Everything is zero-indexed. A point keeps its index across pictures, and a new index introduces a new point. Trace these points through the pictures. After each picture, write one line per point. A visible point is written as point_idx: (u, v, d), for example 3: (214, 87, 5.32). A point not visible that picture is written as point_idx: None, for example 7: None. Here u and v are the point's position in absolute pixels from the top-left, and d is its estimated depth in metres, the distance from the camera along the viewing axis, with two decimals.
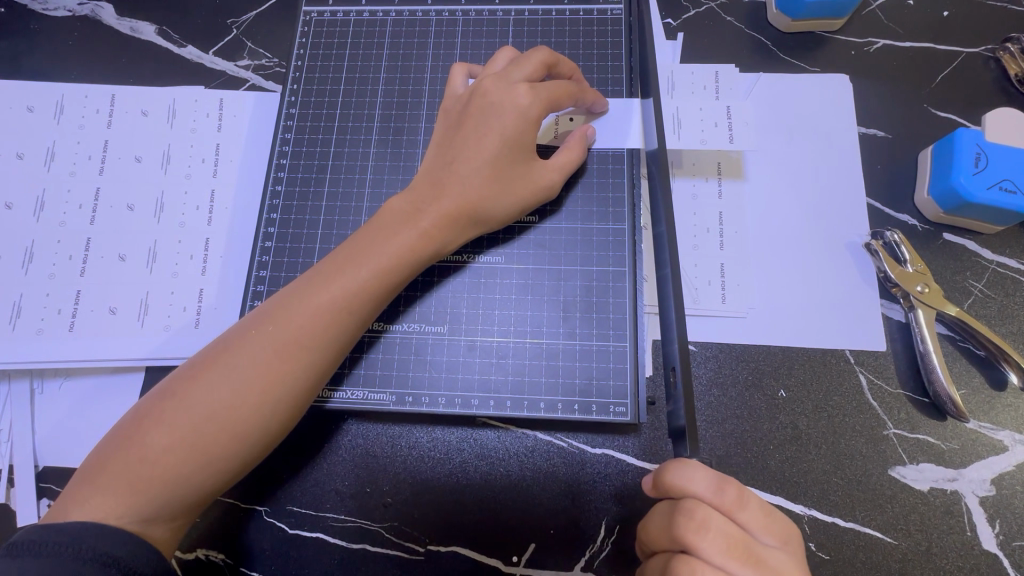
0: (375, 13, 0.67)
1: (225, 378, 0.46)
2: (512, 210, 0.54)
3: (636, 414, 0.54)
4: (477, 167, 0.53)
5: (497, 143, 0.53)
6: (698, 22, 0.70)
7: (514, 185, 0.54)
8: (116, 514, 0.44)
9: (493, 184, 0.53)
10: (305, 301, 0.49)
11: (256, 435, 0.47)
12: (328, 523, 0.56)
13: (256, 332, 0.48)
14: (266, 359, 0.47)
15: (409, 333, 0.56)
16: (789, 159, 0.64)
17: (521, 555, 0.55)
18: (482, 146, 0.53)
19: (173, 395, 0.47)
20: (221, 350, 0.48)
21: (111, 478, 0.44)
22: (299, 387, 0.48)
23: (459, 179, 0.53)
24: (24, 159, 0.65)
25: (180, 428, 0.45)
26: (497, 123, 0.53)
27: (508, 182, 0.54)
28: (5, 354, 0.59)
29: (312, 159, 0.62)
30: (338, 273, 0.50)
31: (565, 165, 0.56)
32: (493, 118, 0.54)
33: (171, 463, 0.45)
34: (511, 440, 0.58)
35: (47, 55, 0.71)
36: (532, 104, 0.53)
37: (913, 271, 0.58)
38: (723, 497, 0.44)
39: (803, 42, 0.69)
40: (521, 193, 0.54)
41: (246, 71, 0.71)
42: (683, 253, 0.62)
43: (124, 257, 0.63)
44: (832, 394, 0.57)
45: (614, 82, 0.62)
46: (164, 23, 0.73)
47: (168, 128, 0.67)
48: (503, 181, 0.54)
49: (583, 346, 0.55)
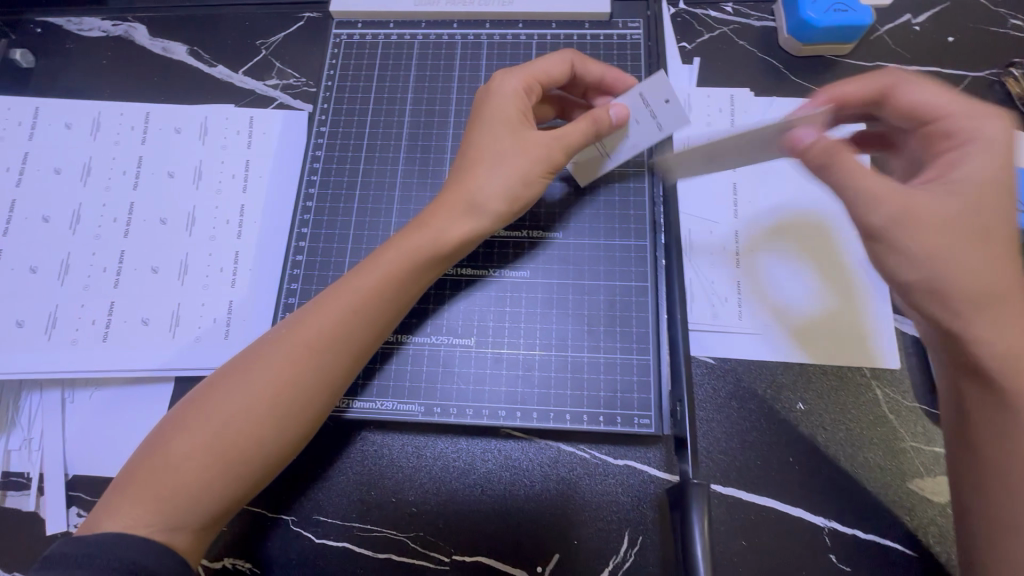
0: (403, 36, 0.70)
1: (246, 381, 0.48)
2: (505, 179, 0.53)
3: (660, 426, 0.55)
4: (473, 155, 0.54)
5: (503, 124, 0.55)
6: (713, 46, 0.73)
7: (507, 156, 0.54)
8: (143, 523, 0.44)
9: (491, 161, 0.54)
10: (326, 304, 0.51)
11: (278, 436, 0.48)
12: (355, 533, 0.57)
13: (279, 336, 0.50)
14: (282, 364, 0.48)
15: (467, 347, 0.58)
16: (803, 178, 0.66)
17: (545, 566, 0.56)
18: (490, 135, 0.54)
19: (198, 402, 0.48)
20: (244, 358, 0.50)
21: (140, 486, 0.45)
22: (317, 386, 0.49)
23: (475, 178, 0.53)
24: (61, 174, 0.67)
25: (203, 433, 0.46)
26: (487, 107, 0.56)
27: (526, 159, 0.54)
28: (39, 363, 0.61)
29: (342, 175, 0.64)
30: (358, 276, 0.52)
31: (561, 131, 0.55)
32: (484, 106, 0.56)
33: (196, 468, 0.46)
34: (534, 450, 0.59)
35: (82, 75, 0.74)
36: (510, 80, 0.56)
37: None
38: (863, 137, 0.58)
39: (814, 66, 0.71)
40: (515, 164, 0.53)
41: (275, 90, 0.73)
42: (700, 271, 0.63)
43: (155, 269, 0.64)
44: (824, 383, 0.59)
45: None
46: (196, 43, 0.75)
47: (201, 145, 0.69)
48: (499, 158, 0.54)
49: (606, 358, 0.57)
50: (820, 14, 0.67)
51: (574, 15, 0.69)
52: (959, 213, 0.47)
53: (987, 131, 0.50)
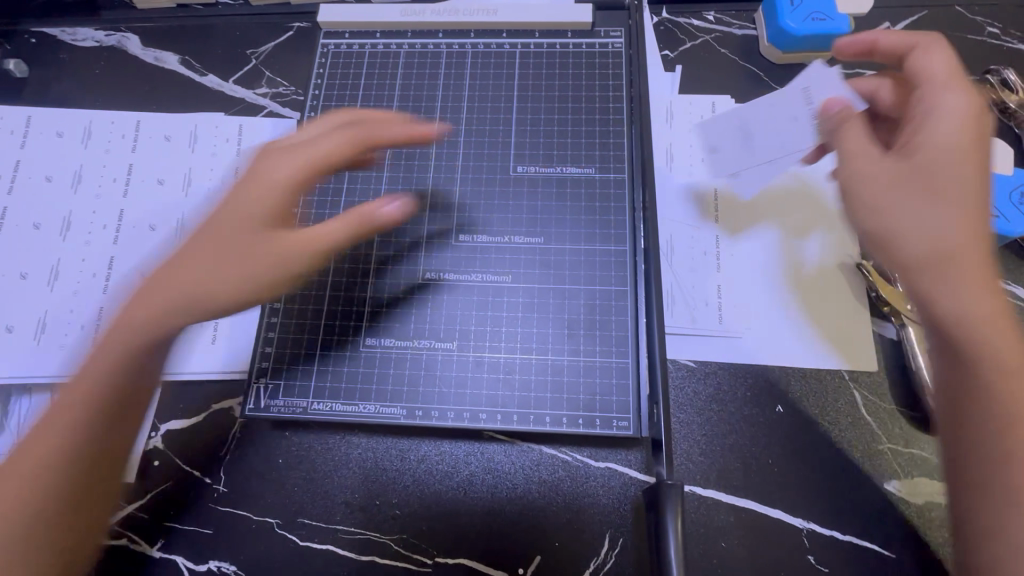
0: (389, 46, 0.71)
1: (68, 405, 0.45)
2: (248, 279, 0.48)
3: (639, 428, 0.55)
4: (206, 232, 0.50)
5: (246, 215, 0.50)
6: (694, 54, 0.74)
7: (241, 255, 0.48)
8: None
9: (227, 255, 0.48)
10: (132, 308, 0.47)
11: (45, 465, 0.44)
12: (338, 535, 0.58)
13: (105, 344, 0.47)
14: (80, 387, 0.45)
15: (449, 351, 0.59)
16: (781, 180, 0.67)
17: (526, 568, 0.56)
18: (239, 211, 0.50)
19: (45, 427, 0.45)
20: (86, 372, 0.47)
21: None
22: (87, 400, 0.45)
23: (209, 273, 0.48)
24: (53, 182, 0.68)
25: (27, 464, 0.44)
26: (240, 187, 0.52)
27: (267, 261, 0.49)
28: (28, 367, 0.61)
29: (328, 182, 0.65)
30: (151, 285, 0.48)
31: (318, 234, 0.50)
32: (243, 182, 0.52)
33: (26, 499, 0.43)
34: (516, 453, 0.59)
35: (74, 84, 0.75)
36: (281, 167, 0.52)
37: (903, 291, 0.61)
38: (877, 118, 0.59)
39: (794, 73, 0.72)
40: (252, 258, 0.49)
41: (264, 99, 0.74)
42: (680, 274, 0.64)
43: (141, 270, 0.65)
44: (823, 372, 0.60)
45: (615, 112, 0.66)
46: (187, 53, 0.76)
47: (192, 152, 0.70)
48: (241, 253, 0.49)
49: (586, 361, 0.57)
50: (799, 23, 0.69)
51: (557, 25, 0.70)
52: (926, 163, 0.47)
53: (948, 103, 0.49)
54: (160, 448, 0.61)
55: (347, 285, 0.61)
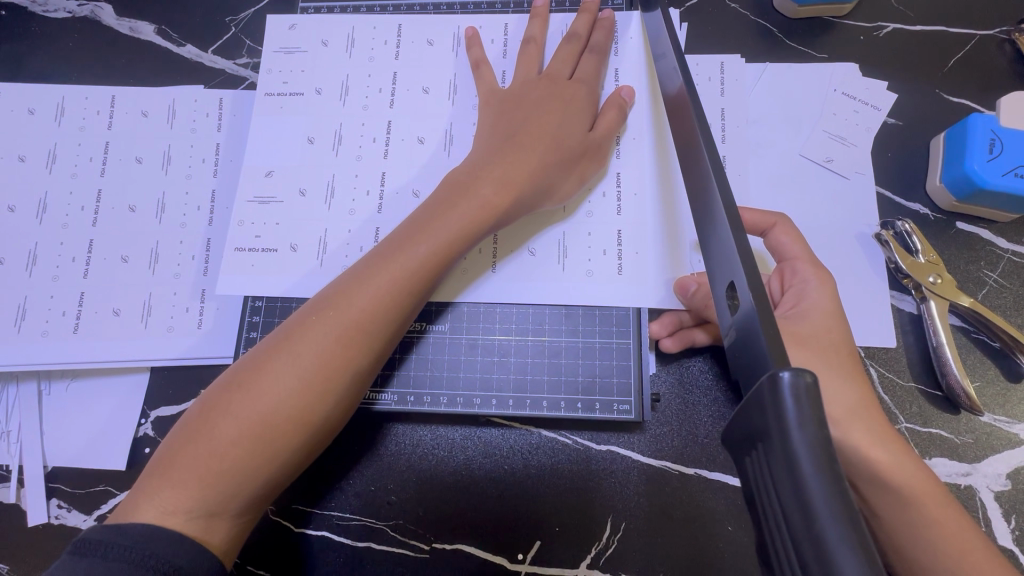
0: (373, 8, 0.68)
1: (303, 352, 0.45)
2: (392, 314, 0.48)
3: (640, 412, 0.55)
4: (421, 221, 0.51)
5: (433, 225, 0.50)
6: (702, 10, 0.68)
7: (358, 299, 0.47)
8: (174, 513, 0.41)
9: (400, 281, 0.48)
10: (367, 285, 0.48)
11: (285, 464, 0.44)
12: (334, 522, 0.56)
13: (376, 275, 0.48)
14: (321, 353, 0.45)
15: (444, 335, 0.57)
16: (780, 160, 0.62)
17: (527, 553, 0.54)
18: (452, 209, 0.51)
19: (243, 386, 0.45)
20: (336, 300, 0.47)
21: (184, 473, 0.42)
22: (349, 383, 0.46)
23: (373, 283, 0.48)
24: (26, 162, 0.65)
25: (243, 440, 0.43)
26: (494, 182, 0.52)
27: (352, 300, 0.47)
28: (11, 356, 0.60)
29: (320, 149, 0.62)
30: (381, 270, 0.49)
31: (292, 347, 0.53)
32: (476, 192, 0.52)
33: (235, 464, 0.43)
34: (516, 437, 0.57)
35: (48, 58, 0.72)
36: (493, 196, 0.52)
37: (925, 261, 0.57)
38: (772, 287, 0.51)
39: (811, 28, 0.67)
40: (428, 271, 0.49)
41: (246, 69, 0.70)
42: (698, 269, 0.55)
43: (106, 269, 0.62)
44: (838, 552, 0.23)
45: (620, 61, 0.62)
46: (163, 22, 0.72)
47: (453, 60, 0.64)
48: (396, 261, 0.49)
49: (585, 343, 0.56)
50: None
51: None
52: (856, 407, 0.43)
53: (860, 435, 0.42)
54: (151, 435, 0.60)
55: (334, 263, 0.59)
